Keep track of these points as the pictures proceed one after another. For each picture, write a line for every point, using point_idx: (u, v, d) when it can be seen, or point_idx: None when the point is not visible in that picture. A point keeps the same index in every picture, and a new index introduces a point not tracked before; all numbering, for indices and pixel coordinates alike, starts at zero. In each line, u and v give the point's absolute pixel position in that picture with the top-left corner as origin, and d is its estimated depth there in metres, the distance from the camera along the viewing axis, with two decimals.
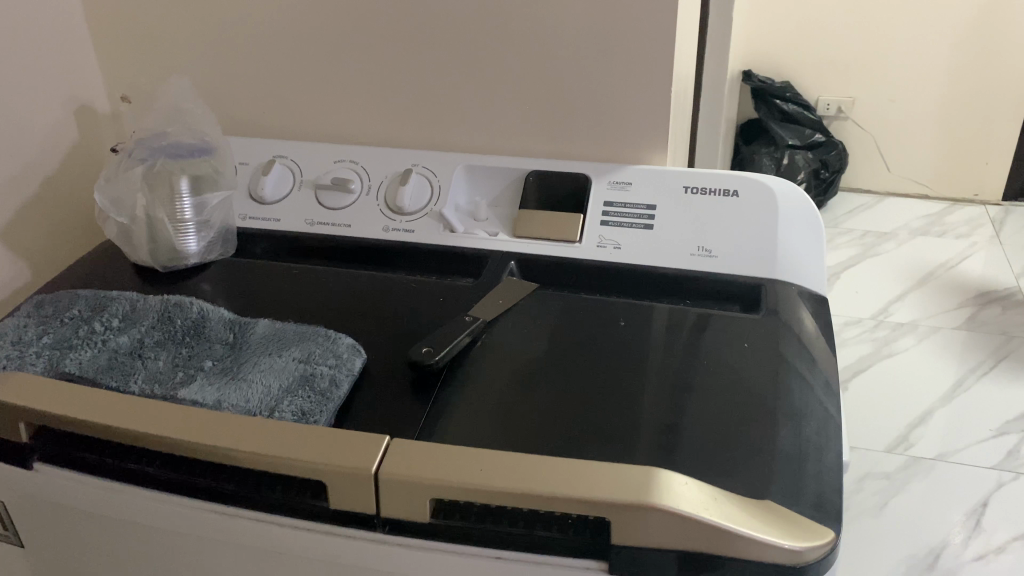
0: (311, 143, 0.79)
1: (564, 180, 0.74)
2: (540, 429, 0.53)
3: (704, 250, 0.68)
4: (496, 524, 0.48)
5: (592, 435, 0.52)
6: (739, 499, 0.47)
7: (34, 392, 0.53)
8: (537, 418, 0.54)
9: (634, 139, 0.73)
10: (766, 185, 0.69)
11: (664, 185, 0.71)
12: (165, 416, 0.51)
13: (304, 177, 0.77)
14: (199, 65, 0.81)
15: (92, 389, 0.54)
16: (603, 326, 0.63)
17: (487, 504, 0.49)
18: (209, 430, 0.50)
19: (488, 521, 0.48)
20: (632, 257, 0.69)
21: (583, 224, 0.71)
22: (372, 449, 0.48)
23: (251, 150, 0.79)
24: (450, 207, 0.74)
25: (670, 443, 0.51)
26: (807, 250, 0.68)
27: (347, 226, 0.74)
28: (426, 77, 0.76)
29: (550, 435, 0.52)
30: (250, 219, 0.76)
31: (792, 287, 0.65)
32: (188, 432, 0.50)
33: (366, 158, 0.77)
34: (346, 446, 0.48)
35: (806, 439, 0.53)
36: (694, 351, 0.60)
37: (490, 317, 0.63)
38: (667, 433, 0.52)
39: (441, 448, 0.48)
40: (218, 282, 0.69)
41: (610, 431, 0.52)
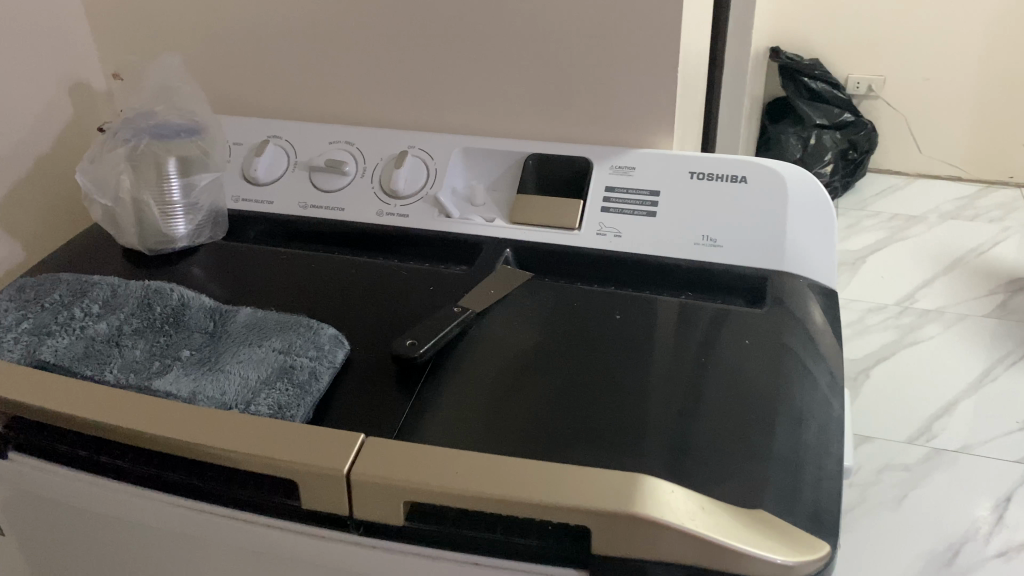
0: (307, 123, 0.77)
1: (566, 163, 0.71)
2: (525, 430, 0.50)
3: (709, 239, 0.65)
4: (472, 529, 0.46)
5: (578, 436, 0.50)
6: (729, 509, 0.44)
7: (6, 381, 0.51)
8: (522, 419, 0.51)
9: (639, 121, 0.70)
10: (775, 172, 0.66)
11: (669, 171, 0.68)
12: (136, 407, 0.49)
13: (299, 159, 0.75)
14: (194, 42, 0.79)
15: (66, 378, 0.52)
16: (599, 319, 0.60)
17: (465, 508, 0.47)
18: (180, 424, 0.48)
19: (465, 526, 0.46)
20: (633, 246, 0.66)
21: (582, 211, 0.68)
22: (344, 448, 0.46)
23: (245, 130, 0.77)
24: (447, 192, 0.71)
25: (660, 447, 0.49)
26: (817, 241, 0.64)
27: (341, 210, 0.72)
28: (424, 55, 0.73)
29: (534, 436, 0.50)
30: (243, 202, 0.74)
31: (800, 280, 0.62)
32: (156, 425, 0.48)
33: (362, 139, 0.75)
34: (317, 444, 0.46)
35: (806, 444, 0.50)
36: (693, 348, 0.57)
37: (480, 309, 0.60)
38: (659, 434, 0.50)
39: (416, 448, 0.46)
40: (206, 267, 0.67)
41: (598, 433, 0.50)
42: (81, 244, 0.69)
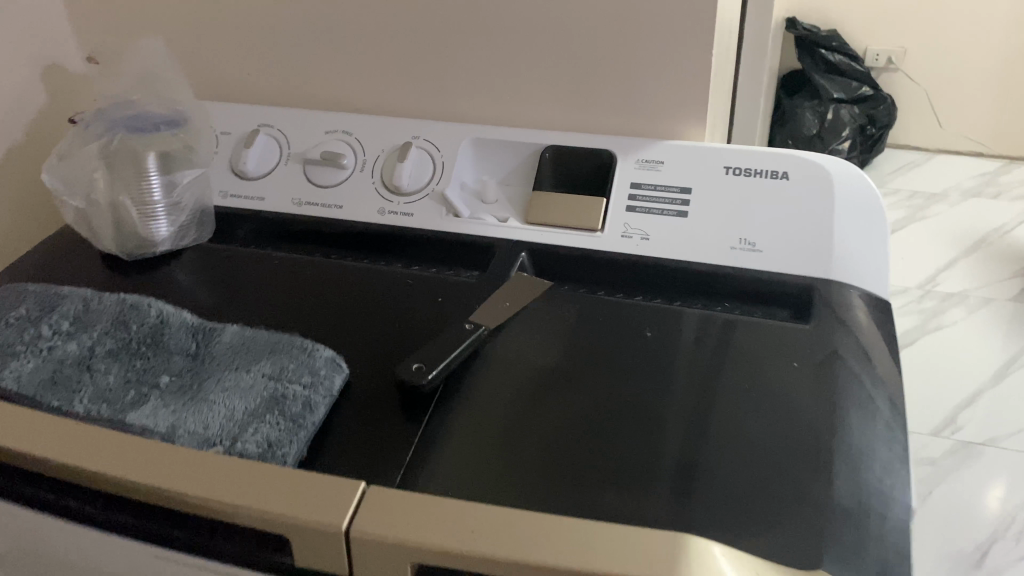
0: (301, 110, 0.70)
1: (586, 155, 0.64)
2: (544, 473, 0.45)
3: (747, 242, 0.58)
4: None
5: (605, 481, 0.44)
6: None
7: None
8: (541, 459, 0.46)
9: (667, 110, 0.63)
10: (820, 167, 0.60)
11: (701, 166, 0.61)
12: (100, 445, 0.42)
13: (292, 150, 0.68)
14: (176, 22, 0.72)
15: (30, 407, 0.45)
16: (625, 335, 0.54)
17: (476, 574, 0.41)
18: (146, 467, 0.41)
19: None
20: (662, 250, 0.59)
21: (606, 210, 0.61)
22: (343, 496, 0.40)
23: (235, 119, 0.71)
24: (455, 188, 0.65)
25: (694, 500, 0.43)
26: (868, 244, 0.58)
27: (339, 208, 0.65)
28: (429, 37, 0.66)
29: (550, 486, 0.44)
30: (231, 198, 0.68)
31: (850, 290, 0.56)
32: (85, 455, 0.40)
33: (362, 129, 0.68)
34: (311, 491, 0.40)
35: (865, 487, 0.44)
36: (732, 369, 0.51)
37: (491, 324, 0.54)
38: (696, 478, 0.44)
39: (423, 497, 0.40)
40: (191, 271, 0.61)
41: (627, 477, 0.45)
42: (55, 248, 0.63)
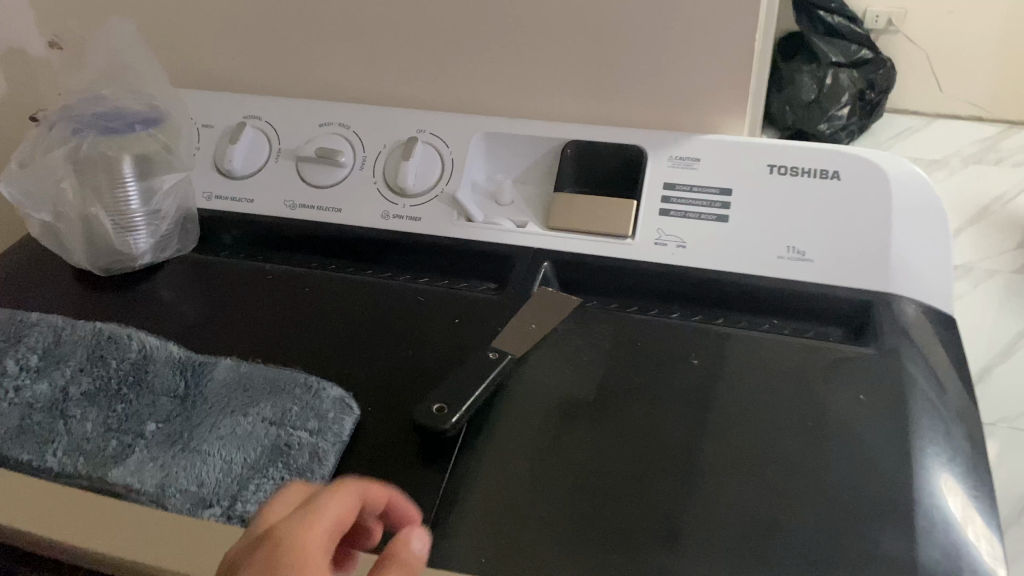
0: (291, 99, 0.64)
1: (612, 152, 0.58)
2: (587, 529, 0.40)
3: (795, 251, 0.53)
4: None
5: (657, 539, 0.40)
6: None
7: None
8: (583, 510, 0.41)
9: (701, 103, 0.57)
10: (873, 165, 0.54)
11: (741, 164, 0.55)
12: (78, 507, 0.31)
13: (283, 145, 0.62)
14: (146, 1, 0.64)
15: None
16: (667, 363, 0.48)
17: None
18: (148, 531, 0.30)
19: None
20: (701, 260, 0.53)
21: (636, 214, 0.55)
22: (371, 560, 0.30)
23: (218, 110, 0.64)
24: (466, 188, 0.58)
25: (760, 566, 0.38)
26: (927, 253, 0.52)
27: (337, 211, 0.59)
28: (433, 21, 0.59)
29: (596, 545, 0.39)
30: (217, 199, 0.61)
31: (911, 306, 0.50)
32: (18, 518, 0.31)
33: (360, 122, 0.61)
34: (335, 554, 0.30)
35: (949, 548, 0.39)
36: (789, 401, 0.46)
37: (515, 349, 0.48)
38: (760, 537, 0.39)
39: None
40: (174, 288, 0.54)
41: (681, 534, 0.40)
42: (20, 264, 0.56)
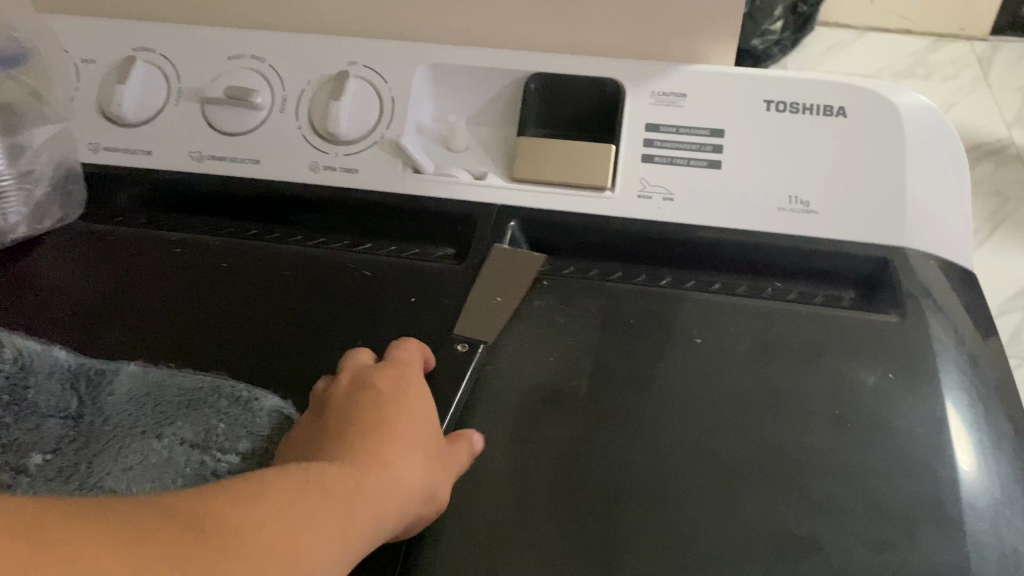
0: (191, 26, 0.52)
1: (583, 88, 0.50)
2: (595, 548, 0.35)
3: (799, 201, 0.46)
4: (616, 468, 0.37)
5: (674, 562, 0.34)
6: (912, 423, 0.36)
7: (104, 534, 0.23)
8: (588, 521, 0.35)
9: (684, 25, 0.48)
10: (883, 98, 0.47)
11: (735, 101, 0.48)
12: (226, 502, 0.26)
13: (184, 85, 0.51)
14: None
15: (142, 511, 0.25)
16: (661, 342, 0.41)
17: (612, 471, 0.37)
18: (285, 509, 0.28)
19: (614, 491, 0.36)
20: (694, 214, 0.46)
21: (615, 161, 0.48)
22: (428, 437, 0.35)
23: (102, 41, 0.52)
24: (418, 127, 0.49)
25: None
26: (943, 200, 0.46)
27: (256, 164, 0.49)
28: None
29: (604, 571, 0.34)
30: (107, 152, 0.50)
31: (930, 261, 0.45)
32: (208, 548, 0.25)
33: (279, 53, 0.51)
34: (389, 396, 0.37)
35: (999, 554, 0.35)
36: (811, 379, 0.40)
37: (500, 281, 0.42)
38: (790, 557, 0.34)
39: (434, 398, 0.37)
40: (62, 269, 0.44)
41: (699, 555, 0.34)
42: None
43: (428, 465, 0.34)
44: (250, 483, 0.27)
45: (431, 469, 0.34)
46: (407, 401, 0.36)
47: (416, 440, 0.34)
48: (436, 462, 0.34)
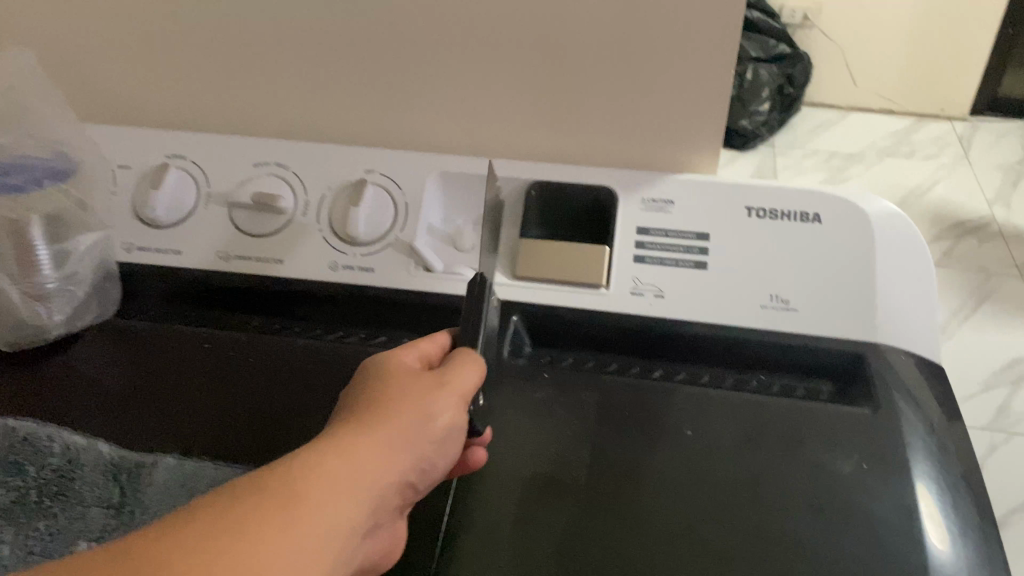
0: (221, 137, 0.57)
1: (579, 194, 0.56)
2: None
3: (780, 300, 0.50)
4: (612, 544, 0.40)
5: None
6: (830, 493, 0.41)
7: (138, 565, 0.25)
8: None
9: (670, 130, 0.54)
10: (855, 205, 0.52)
11: (719, 207, 0.53)
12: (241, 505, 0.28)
13: (213, 189, 0.55)
14: (51, 31, 0.57)
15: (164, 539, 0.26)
16: (653, 434, 0.45)
17: (613, 540, 0.40)
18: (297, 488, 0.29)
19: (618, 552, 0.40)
20: (683, 312, 0.50)
21: (610, 261, 0.52)
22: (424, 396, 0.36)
23: (138, 147, 0.57)
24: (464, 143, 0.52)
25: None
26: (913, 299, 0.50)
27: (279, 263, 0.53)
28: (382, 50, 0.54)
29: None
30: (139, 252, 0.54)
31: (902, 355, 0.48)
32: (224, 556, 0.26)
33: (301, 162, 0.56)
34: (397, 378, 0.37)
35: None
36: (794, 469, 0.43)
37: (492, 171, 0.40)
38: None
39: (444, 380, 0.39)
40: (99, 364, 0.48)
41: None
42: None
43: (416, 411, 0.35)
44: (237, 488, 0.28)
45: (422, 411, 0.35)
46: (383, 372, 0.37)
47: (396, 400, 0.35)
48: (423, 402, 0.36)
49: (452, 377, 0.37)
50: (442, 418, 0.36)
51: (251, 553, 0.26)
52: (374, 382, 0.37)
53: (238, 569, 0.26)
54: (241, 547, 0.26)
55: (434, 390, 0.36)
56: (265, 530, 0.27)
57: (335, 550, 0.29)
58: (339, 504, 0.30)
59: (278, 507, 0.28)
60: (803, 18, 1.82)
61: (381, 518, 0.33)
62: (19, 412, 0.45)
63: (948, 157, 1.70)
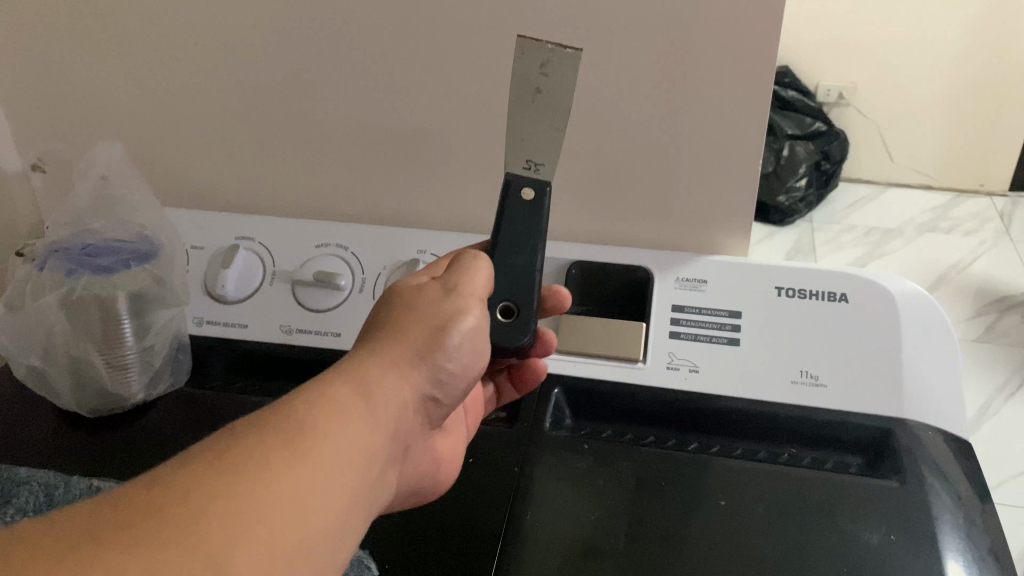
0: (286, 219, 0.62)
1: (617, 273, 0.59)
2: None
3: (809, 375, 0.52)
4: None
5: None
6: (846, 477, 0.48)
7: (185, 493, 0.26)
8: None
9: (701, 215, 0.58)
10: (881, 286, 0.55)
11: (749, 286, 0.56)
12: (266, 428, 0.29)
13: (278, 268, 0.60)
14: (141, 126, 0.63)
15: (203, 468, 0.27)
16: (688, 504, 0.47)
17: None
18: (314, 408, 0.31)
19: None
20: (717, 386, 0.53)
21: (647, 338, 0.55)
22: (436, 305, 0.37)
23: (210, 230, 0.62)
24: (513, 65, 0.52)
25: None
26: (939, 376, 0.52)
27: (337, 335, 0.57)
28: (437, 141, 0.59)
29: None
30: (208, 325, 0.59)
31: (931, 432, 0.50)
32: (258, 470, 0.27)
33: (359, 243, 0.60)
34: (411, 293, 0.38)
35: None
36: (824, 538, 0.45)
37: (518, 40, 0.43)
38: None
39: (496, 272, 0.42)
40: (172, 430, 0.52)
41: None
42: (16, 407, 0.54)
43: (426, 322, 0.37)
44: (257, 420, 0.30)
45: (434, 323, 0.37)
46: (388, 298, 0.39)
47: (404, 319, 0.37)
48: (431, 315, 0.37)
49: (461, 284, 0.38)
50: (456, 321, 0.37)
51: (281, 473, 0.28)
52: (382, 310, 0.38)
53: (271, 487, 0.27)
54: (268, 470, 0.28)
55: (444, 300, 0.37)
56: (287, 450, 0.29)
57: (356, 456, 0.31)
58: (355, 423, 0.31)
59: (291, 433, 0.29)
60: (838, 96, 1.86)
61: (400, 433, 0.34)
62: (94, 470, 0.49)
63: (988, 232, 1.71)
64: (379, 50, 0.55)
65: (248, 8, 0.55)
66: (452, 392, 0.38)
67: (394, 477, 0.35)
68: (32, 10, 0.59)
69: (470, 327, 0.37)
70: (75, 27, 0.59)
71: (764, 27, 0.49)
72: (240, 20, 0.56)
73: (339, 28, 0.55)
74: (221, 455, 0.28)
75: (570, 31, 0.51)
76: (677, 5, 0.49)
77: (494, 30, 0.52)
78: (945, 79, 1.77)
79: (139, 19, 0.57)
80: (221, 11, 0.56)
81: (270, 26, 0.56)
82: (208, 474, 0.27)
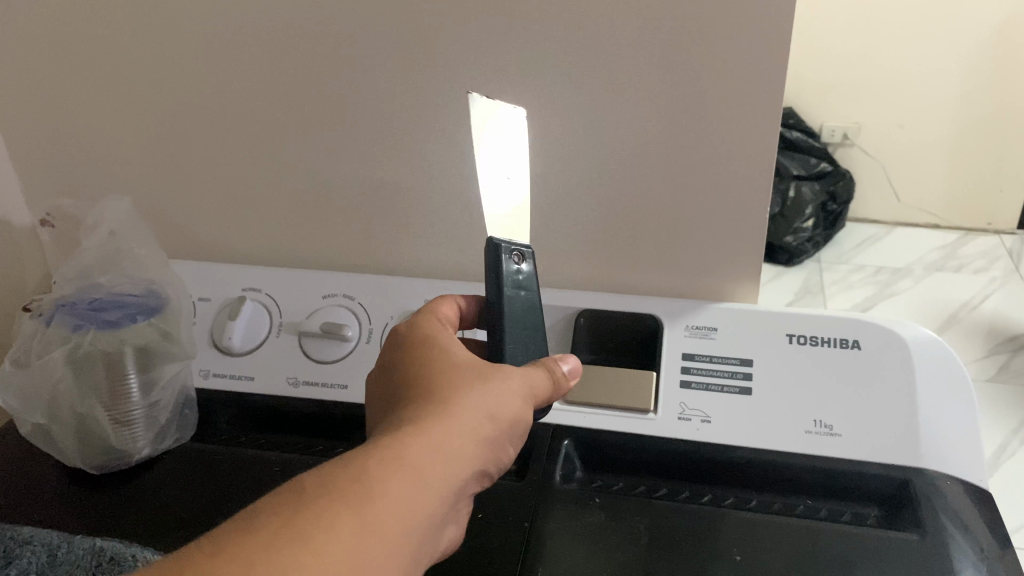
0: (293, 270, 0.62)
1: (626, 321, 0.59)
2: None
3: (824, 425, 0.51)
4: None
5: None
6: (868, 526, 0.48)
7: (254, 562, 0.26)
8: None
9: (710, 262, 0.58)
10: (893, 331, 0.54)
11: (761, 334, 0.55)
12: (339, 492, 0.29)
13: (285, 319, 0.60)
14: (149, 178, 0.64)
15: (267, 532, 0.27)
16: (705, 559, 0.46)
17: None
18: (388, 474, 0.31)
19: None
20: (730, 437, 0.52)
21: (656, 387, 0.55)
22: (498, 382, 0.38)
23: (217, 284, 0.62)
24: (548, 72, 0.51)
25: None
26: (957, 423, 0.51)
27: (343, 387, 0.57)
28: (444, 190, 0.59)
29: None
30: (215, 377, 0.59)
31: (951, 482, 0.49)
32: (324, 539, 0.28)
33: (365, 293, 0.60)
34: (466, 361, 0.39)
35: None
36: None
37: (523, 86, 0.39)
38: None
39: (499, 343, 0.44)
40: (178, 485, 0.51)
41: None
42: (21, 464, 0.53)
43: (488, 393, 0.37)
44: (325, 480, 0.30)
45: (494, 397, 0.37)
46: (438, 356, 0.39)
47: (463, 382, 0.37)
48: (494, 387, 0.37)
49: (522, 374, 0.39)
50: (512, 407, 0.38)
51: (350, 544, 0.28)
52: (435, 363, 0.38)
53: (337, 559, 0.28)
54: (338, 539, 0.28)
55: (507, 381, 0.38)
56: (355, 518, 0.29)
57: (419, 527, 0.31)
58: (422, 492, 0.32)
59: (360, 497, 0.30)
60: (843, 137, 1.86)
61: (455, 501, 0.35)
62: (97, 530, 0.48)
63: (997, 271, 1.69)
64: (385, 100, 0.56)
65: (258, 63, 0.56)
66: (499, 468, 0.39)
67: (443, 542, 0.36)
68: (44, 69, 0.60)
69: (522, 414, 0.38)
70: (86, 83, 0.60)
71: (768, 75, 0.49)
72: (249, 75, 0.57)
73: (347, 80, 0.55)
74: (294, 519, 0.28)
75: (576, 82, 0.52)
76: (681, 55, 0.49)
77: (501, 82, 0.53)
78: (949, 119, 1.78)
79: (149, 75, 0.58)
80: (229, 64, 0.56)
81: (279, 81, 0.57)
82: (276, 539, 0.27)
